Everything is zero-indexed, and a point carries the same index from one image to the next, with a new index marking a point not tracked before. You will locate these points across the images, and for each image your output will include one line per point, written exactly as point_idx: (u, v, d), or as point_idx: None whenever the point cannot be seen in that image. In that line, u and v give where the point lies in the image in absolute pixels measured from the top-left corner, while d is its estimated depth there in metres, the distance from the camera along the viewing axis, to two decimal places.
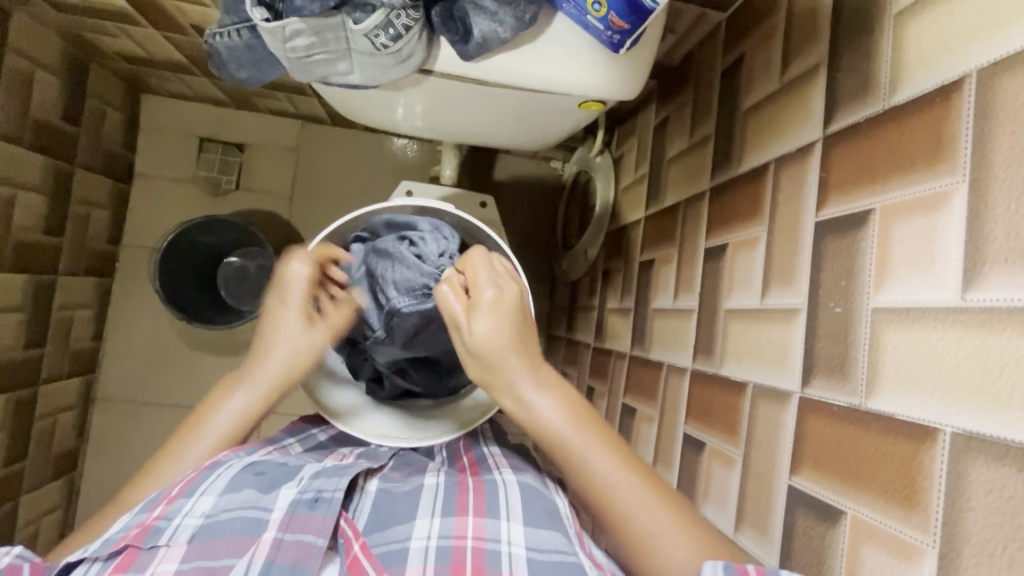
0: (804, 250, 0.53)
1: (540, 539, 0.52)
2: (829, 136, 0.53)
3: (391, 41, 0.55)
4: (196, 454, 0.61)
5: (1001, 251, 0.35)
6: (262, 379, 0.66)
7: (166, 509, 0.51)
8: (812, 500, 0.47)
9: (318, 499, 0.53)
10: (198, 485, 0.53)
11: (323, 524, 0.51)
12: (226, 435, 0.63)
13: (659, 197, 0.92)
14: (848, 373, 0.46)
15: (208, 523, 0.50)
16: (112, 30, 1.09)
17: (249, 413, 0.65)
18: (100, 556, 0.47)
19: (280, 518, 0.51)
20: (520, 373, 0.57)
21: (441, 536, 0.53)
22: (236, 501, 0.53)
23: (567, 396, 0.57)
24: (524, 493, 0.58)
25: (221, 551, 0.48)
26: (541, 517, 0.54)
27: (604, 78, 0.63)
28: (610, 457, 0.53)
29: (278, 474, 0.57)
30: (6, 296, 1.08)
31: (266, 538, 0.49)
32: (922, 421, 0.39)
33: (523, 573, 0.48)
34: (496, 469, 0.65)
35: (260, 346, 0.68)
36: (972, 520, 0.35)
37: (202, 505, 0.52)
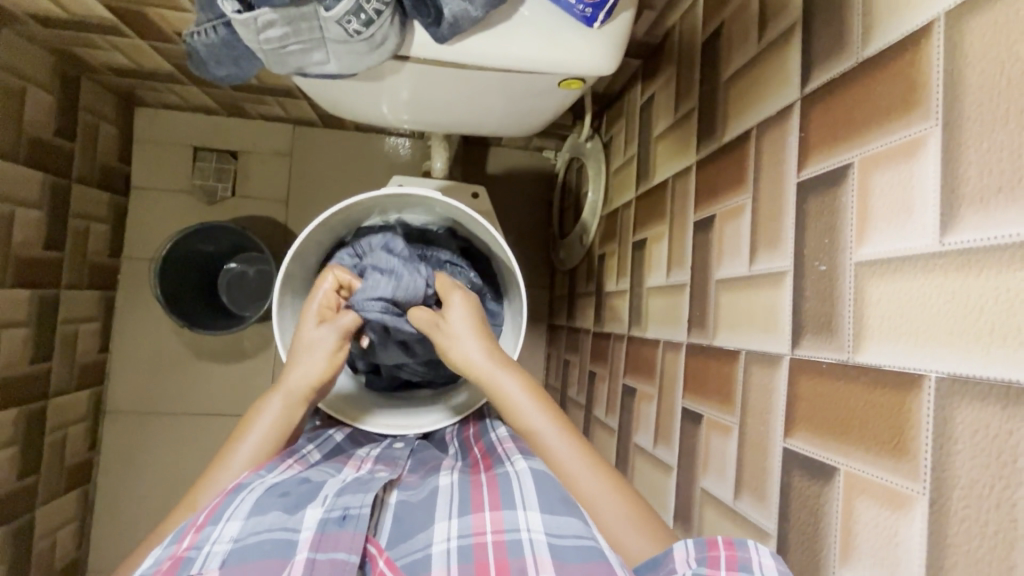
0: (788, 212, 0.53)
1: (558, 523, 0.51)
2: (807, 95, 0.52)
3: (363, 26, 0.55)
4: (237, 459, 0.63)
5: (977, 192, 0.35)
6: (295, 389, 0.69)
7: (196, 537, 0.50)
8: (806, 460, 0.47)
9: (346, 516, 0.53)
10: (224, 511, 0.53)
11: (353, 542, 0.51)
12: (264, 441, 0.65)
13: (648, 175, 0.92)
14: (835, 330, 0.45)
15: (238, 547, 0.49)
16: (99, 43, 1.10)
17: (283, 421, 0.67)
18: None
19: (310, 538, 0.50)
20: (487, 362, 0.67)
21: (460, 535, 0.53)
22: (264, 522, 0.52)
23: (530, 382, 0.66)
24: (536, 479, 0.57)
25: (253, 571, 0.47)
26: (556, 500, 0.53)
27: (580, 54, 0.63)
28: (563, 435, 0.61)
29: (301, 492, 0.57)
30: (11, 310, 1.10)
31: (300, 560, 0.48)
32: (907, 369, 0.38)
33: (547, 560, 0.47)
34: (506, 459, 0.64)
35: (292, 356, 0.71)
36: (960, 462, 0.34)
37: (231, 529, 0.51)
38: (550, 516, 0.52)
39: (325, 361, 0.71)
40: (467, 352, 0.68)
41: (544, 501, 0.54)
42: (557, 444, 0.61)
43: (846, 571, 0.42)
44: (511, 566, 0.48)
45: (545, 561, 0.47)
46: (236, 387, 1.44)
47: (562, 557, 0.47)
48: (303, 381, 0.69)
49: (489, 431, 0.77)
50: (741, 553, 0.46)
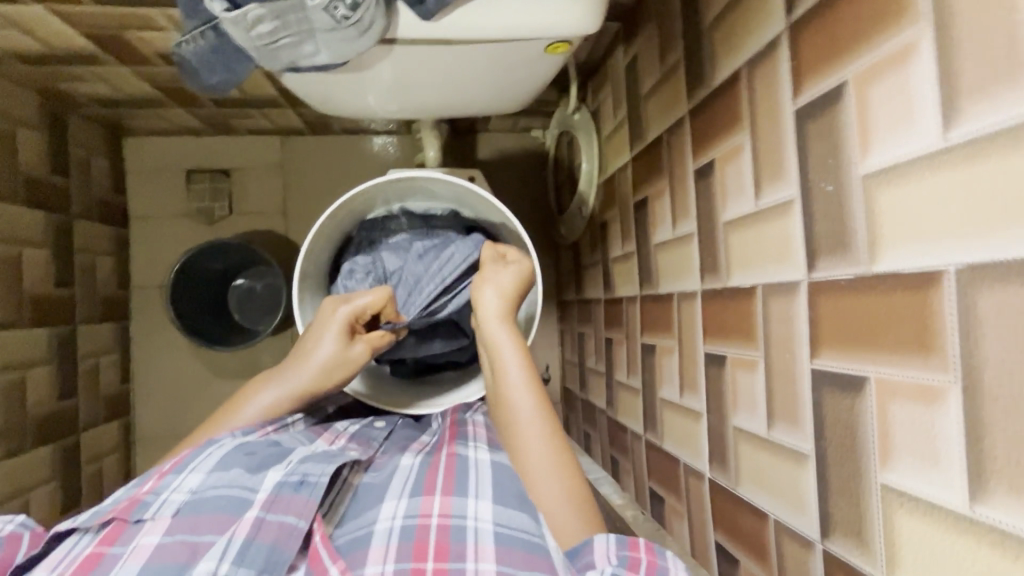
0: (788, 140, 0.54)
1: (505, 516, 0.55)
2: (794, 23, 0.53)
3: (350, 11, 0.56)
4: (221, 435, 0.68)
5: (974, 82, 0.36)
6: (290, 383, 0.71)
7: (157, 484, 0.57)
8: (836, 376, 0.48)
9: (304, 482, 0.57)
10: (189, 464, 0.59)
11: (305, 506, 0.54)
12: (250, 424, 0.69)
13: (641, 135, 0.93)
14: (849, 245, 0.46)
15: (192, 500, 0.55)
16: (81, 75, 1.11)
17: (272, 412, 0.71)
18: (90, 528, 0.53)
19: (264, 498, 0.54)
20: (495, 327, 0.71)
21: (407, 515, 0.55)
22: (222, 479, 0.57)
23: (527, 357, 0.69)
24: (494, 476, 0.61)
25: (204, 527, 0.52)
26: (511, 495, 0.58)
27: (563, 16, 0.63)
28: (536, 410, 0.65)
29: (266, 454, 0.61)
30: (32, 351, 1.11)
31: (249, 517, 0.52)
32: (925, 268, 0.39)
33: (488, 551, 0.50)
34: (470, 445, 0.69)
35: (305, 353, 0.73)
36: (987, 344, 0.35)
37: (190, 482, 0.57)
38: (500, 510, 0.56)
39: (331, 375, 0.73)
40: (484, 307, 0.72)
41: (498, 495, 0.58)
42: (528, 420, 0.64)
43: (888, 473, 0.43)
44: (451, 549, 0.51)
45: (484, 550, 0.51)
46: None
47: (504, 546, 0.51)
48: (304, 385, 0.71)
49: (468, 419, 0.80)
50: (661, 561, 0.48)
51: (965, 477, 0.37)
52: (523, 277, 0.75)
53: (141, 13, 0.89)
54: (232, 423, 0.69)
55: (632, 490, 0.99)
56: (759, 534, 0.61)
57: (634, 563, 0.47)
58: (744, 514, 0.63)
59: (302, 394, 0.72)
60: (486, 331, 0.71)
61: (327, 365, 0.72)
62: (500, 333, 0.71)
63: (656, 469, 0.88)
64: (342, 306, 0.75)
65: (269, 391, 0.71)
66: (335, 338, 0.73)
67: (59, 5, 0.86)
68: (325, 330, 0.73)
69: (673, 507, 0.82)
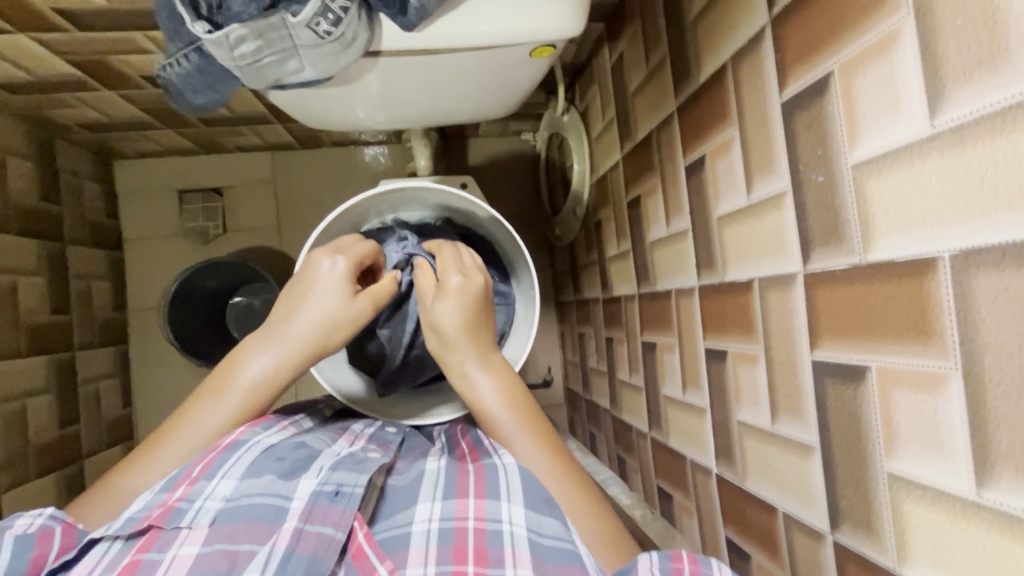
0: (777, 133, 0.54)
1: (540, 523, 0.53)
2: (776, 16, 0.53)
3: (333, 26, 0.56)
4: (224, 408, 0.64)
5: (959, 68, 0.36)
6: (289, 343, 0.67)
7: (189, 490, 0.54)
8: (837, 367, 0.48)
9: (339, 492, 0.55)
10: (219, 468, 0.57)
11: (342, 518, 0.53)
12: (252, 392, 0.65)
13: (631, 133, 0.93)
14: (843, 235, 0.46)
15: (228, 506, 0.53)
16: (68, 101, 1.10)
17: (273, 378, 0.66)
18: (121, 534, 0.51)
19: (302, 508, 0.53)
20: (463, 358, 0.70)
21: (442, 518, 0.54)
22: (257, 487, 0.55)
23: (502, 382, 0.69)
24: (524, 475, 0.58)
25: (242, 536, 0.51)
26: (541, 501, 0.55)
27: (545, 20, 0.63)
28: (529, 436, 0.64)
29: (295, 461, 0.60)
30: (31, 379, 1.11)
31: (287, 529, 0.50)
32: (920, 254, 0.39)
33: (528, 560, 0.49)
34: (494, 451, 0.64)
35: (303, 306, 0.68)
36: (986, 328, 0.35)
37: (223, 488, 0.55)
38: (534, 515, 0.54)
39: (331, 332, 0.69)
40: (445, 345, 0.71)
41: (530, 497, 0.56)
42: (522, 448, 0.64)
43: (894, 462, 0.43)
44: (490, 555, 0.50)
45: (522, 557, 0.50)
46: None
47: (540, 557, 0.50)
48: (304, 341, 0.67)
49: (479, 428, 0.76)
50: (704, 570, 0.48)
51: (971, 464, 0.37)
52: (468, 292, 0.72)
53: (124, 37, 0.88)
54: (230, 394, 0.64)
55: (640, 489, 0.98)
56: (769, 528, 0.60)
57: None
58: (753, 509, 0.63)
59: (302, 351, 0.67)
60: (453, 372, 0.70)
61: (326, 319, 0.68)
62: (468, 371, 0.70)
63: (663, 467, 0.88)
64: (338, 257, 0.72)
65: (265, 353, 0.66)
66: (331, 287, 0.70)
67: (42, 33, 0.86)
68: (319, 280, 0.70)
69: (682, 504, 0.81)
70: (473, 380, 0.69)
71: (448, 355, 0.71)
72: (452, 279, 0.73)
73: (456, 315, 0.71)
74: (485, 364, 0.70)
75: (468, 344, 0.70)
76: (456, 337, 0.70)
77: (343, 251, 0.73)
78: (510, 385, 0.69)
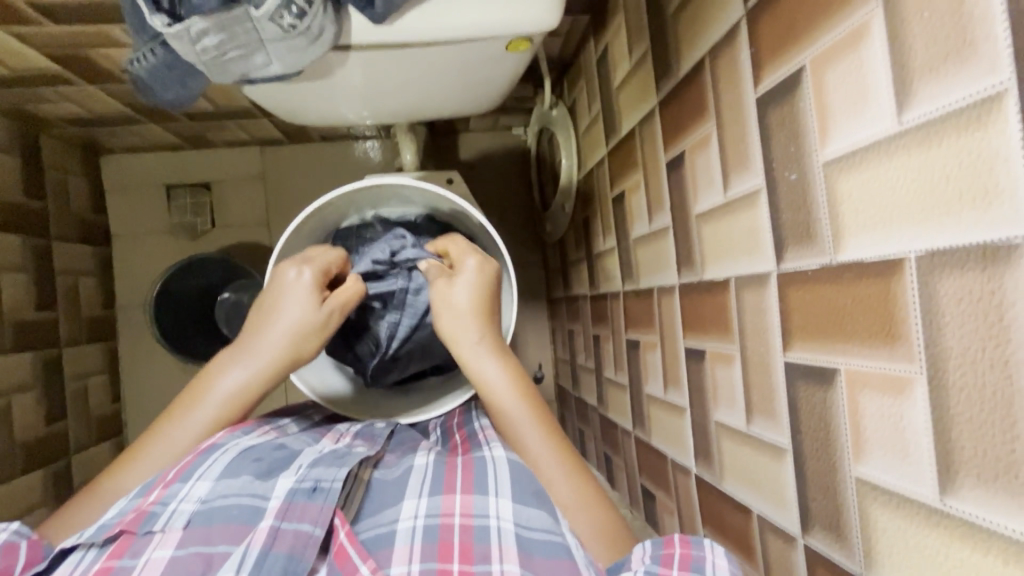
0: (752, 128, 0.52)
1: (528, 516, 0.52)
2: (751, 8, 0.52)
3: (297, 19, 0.54)
4: (197, 420, 0.63)
5: (925, 63, 0.34)
6: (263, 356, 0.66)
7: (163, 493, 0.54)
8: (808, 369, 0.47)
9: (317, 488, 0.55)
10: (194, 470, 0.56)
11: (319, 514, 0.52)
12: (225, 408, 0.64)
13: (616, 129, 0.91)
14: (814, 235, 0.45)
15: (204, 508, 0.53)
16: (50, 96, 1.10)
17: (247, 390, 0.65)
18: (94, 542, 0.51)
19: (278, 507, 0.52)
20: (474, 348, 0.68)
21: (428, 514, 0.54)
22: (233, 487, 0.55)
23: (516, 377, 0.67)
24: (512, 469, 0.58)
25: (216, 538, 0.50)
26: (529, 493, 0.55)
27: (520, 13, 0.62)
28: (542, 435, 0.63)
29: (274, 459, 0.60)
30: (16, 376, 1.11)
31: (263, 527, 0.50)
32: (888, 255, 0.38)
33: (515, 552, 0.49)
34: (485, 444, 0.64)
35: (273, 321, 0.67)
36: (951, 332, 0.34)
37: (199, 490, 0.55)
38: (521, 508, 0.53)
39: (304, 345, 0.68)
40: (458, 328, 0.69)
41: (518, 490, 0.55)
42: (536, 448, 0.62)
43: (862, 467, 0.42)
44: (477, 552, 0.50)
45: (510, 552, 0.49)
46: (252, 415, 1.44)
47: (526, 550, 0.49)
48: (275, 356, 0.66)
49: (473, 420, 0.75)
50: (696, 552, 0.47)
51: (935, 472, 0.36)
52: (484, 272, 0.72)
53: (101, 30, 0.87)
54: (202, 410, 0.63)
55: (625, 488, 0.97)
56: (744, 530, 0.60)
57: (668, 559, 0.47)
58: (730, 510, 0.62)
59: (274, 365, 0.66)
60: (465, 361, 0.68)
61: (296, 334, 0.67)
62: (480, 355, 0.68)
63: (646, 466, 0.87)
64: (305, 268, 0.70)
65: (237, 365, 0.65)
66: (301, 297, 0.68)
67: (17, 27, 0.85)
68: (288, 284, 0.69)
69: (664, 503, 0.81)
70: (485, 365, 0.67)
71: (458, 339, 0.69)
72: (468, 262, 0.73)
73: (471, 299, 0.70)
74: (498, 352, 0.69)
75: (480, 330, 0.69)
76: (471, 322, 0.69)
77: (311, 260, 0.71)
78: (519, 374, 0.67)
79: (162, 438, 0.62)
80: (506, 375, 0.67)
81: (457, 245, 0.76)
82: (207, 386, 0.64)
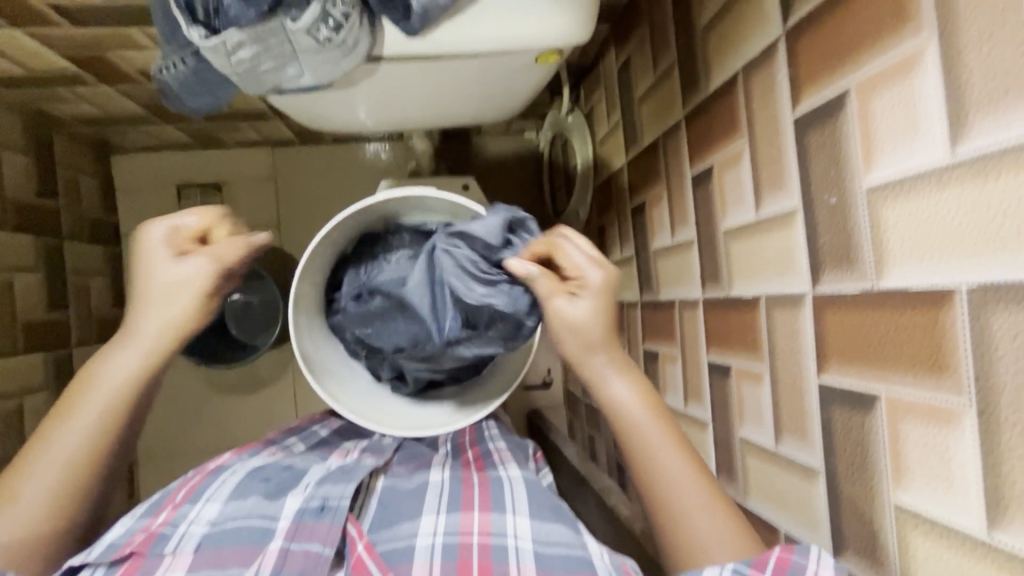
0: (789, 149, 0.52)
1: (546, 531, 0.53)
2: (791, 29, 0.51)
3: (334, 32, 0.55)
4: (88, 414, 0.57)
5: (983, 96, 0.34)
6: (147, 340, 0.61)
7: (171, 516, 0.55)
8: (846, 393, 0.47)
9: (324, 507, 0.55)
10: (203, 492, 0.58)
11: (329, 533, 0.52)
12: (112, 398, 0.59)
13: (637, 139, 0.91)
14: (854, 260, 0.45)
15: (213, 530, 0.53)
16: (64, 95, 1.09)
17: (138, 378, 0.60)
18: (103, 562, 0.50)
19: (287, 527, 0.53)
20: (603, 361, 0.63)
21: (447, 532, 0.53)
22: (242, 509, 0.55)
23: (644, 384, 0.63)
24: (527, 489, 0.59)
25: (228, 560, 0.50)
26: (545, 508, 0.56)
27: (552, 26, 0.62)
28: (671, 444, 0.59)
29: (281, 479, 0.60)
30: (27, 377, 1.10)
31: (273, 549, 0.50)
32: (936, 286, 0.38)
33: (533, 569, 0.49)
34: (500, 465, 0.66)
35: (154, 296, 0.61)
36: (1003, 367, 0.34)
37: (207, 513, 0.55)
38: (539, 525, 0.54)
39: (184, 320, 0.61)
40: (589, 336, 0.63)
41: (534, 509, 0.56)
42: (664, 455, 0.58)
43: (902, 494, 0.43)
44: (495, 569, 0.49)
45: (529, 568, 0.49)
46: (260, 416, 1.44)
47: (547, 566, 0.49)
48: (158, 334, 0.61)
49: (486, 440, 0.77)
50: (796, 561, 0.45)
51: (983, 502, 0.36)
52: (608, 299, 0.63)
53: (122, 32, 0.87)
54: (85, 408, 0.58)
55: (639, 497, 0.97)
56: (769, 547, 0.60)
57: (761, 561, 0.46)
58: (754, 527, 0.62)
59: (162, 343, 0.61)
60: (589, 366, 0.63)
61: (162, 302, 0.61)
62: (607, 375, 0.63)
63: None
64: (162, 223, 0.63)
65: (122, 351, 0.60)
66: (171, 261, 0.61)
67: (35, 27, 0.84)
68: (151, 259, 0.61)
69: None
70: (611, 388, 0.63)
71: (585, 361, 0.64)
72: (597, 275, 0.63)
73: (594, 318, 0.63)
74: (624, 366, 0.64)
75: (607, 349, 0.63)
76: (601, 337, 0.63)
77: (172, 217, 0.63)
78: (649, 394, 0.62)
79: (51, 442, 0.56)
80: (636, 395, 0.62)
81: (572, 254, 0.65)
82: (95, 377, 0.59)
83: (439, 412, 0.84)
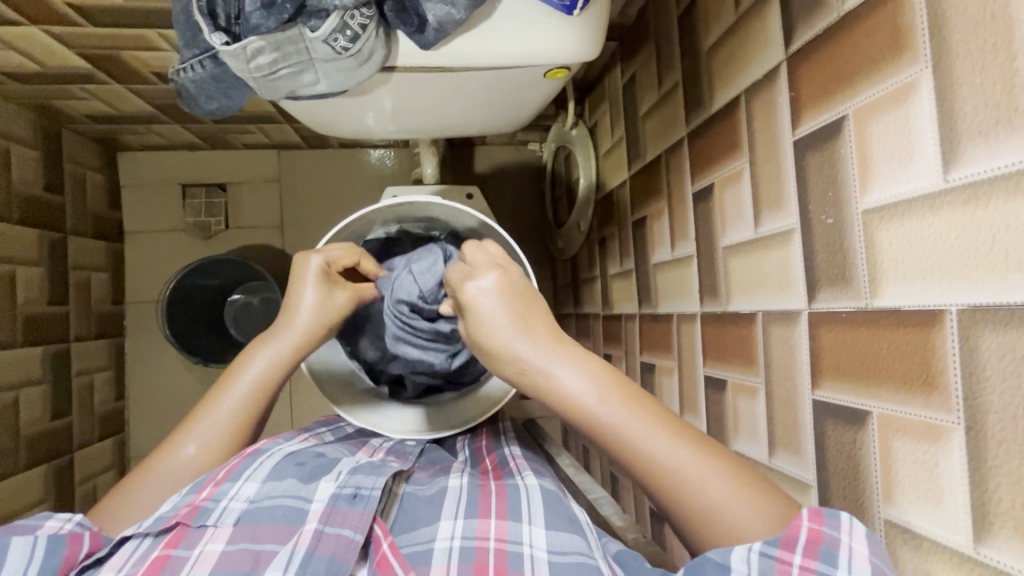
0: (788, 171, 0.54)
1: (561, 541, 0.52)
2: (794, 53, 0.53)
3: (350, 42, 0.57)
4: (222, 415, 0.65)
5: (974, 126, 0.36)
6: (288, 336, 0.69)
7: (214, 490, 0.55)
8: (839, 409, 0.48)
9: (357, 495, 0.55)
10: (244, 472, 0.58)
11: (360, 521, 0.53)
12: (249, 396, 0.66)
13: (640, 154, 0.93)
14: (849, 279, 0.47)
15: (252, 508, 0.54)
16: (77, 92, 1.10)
17: (271, 373, 0.68)
18: (151, 531, 0.51)
19: (321, 510, 0.53)
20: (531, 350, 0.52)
21: (464, 536, 0.54)
22: (279, 489, 0.56)
23: (590, 360, 0.52)
24: (546, 498, 0.58)
25: (264, 536, 0.51)
26: (564, 520, 0.55)
27: (561, 44, 0.64)
28: (649, 427, 0.49)
29: (315, 466, 0.61)
30: (25, 370, 1.10)
31: (308, 530, 0.51)
32: (929, 306, 0.40)
33: None
34: (518, 473, 0.66)
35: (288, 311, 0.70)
36: (992, 388, 0.35)
37: (247, 490, 0.56)
38: (554, 535, 0.53)
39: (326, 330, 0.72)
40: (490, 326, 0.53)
41: (554, 520, 0.55)
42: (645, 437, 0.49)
43: (892, 509, 0.44)
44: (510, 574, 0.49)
45: None
46: None
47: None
48: (302, 338, 0.70)
49: (502, 448, 0.78)
50: (828, 532, 0.42)
51: (970, 520, 0.37)
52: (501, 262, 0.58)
53: (138, 33, 0.88)
54: (231, 401, 0.66)
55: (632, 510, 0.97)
56: None
57: (790, 539, 0.42)
58: None
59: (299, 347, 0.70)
60: (521, 363, 0.52)
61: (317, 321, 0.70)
62: (542, 363, 0.52)
63: None
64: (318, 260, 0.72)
65: (260, 351, 0.68)
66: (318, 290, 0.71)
67: (54, 27, 0.86)
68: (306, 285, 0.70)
69: None
70: (553, 375, 0.51)
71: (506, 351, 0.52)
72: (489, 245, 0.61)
73: (503, 304, 0.53)
74: (561, 346, 0.53)
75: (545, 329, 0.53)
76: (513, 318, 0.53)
77: (330, 256, 0.73)
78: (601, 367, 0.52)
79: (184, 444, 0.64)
80: (587, 378, 0.51)
81: (477, 252, 0.58)
82: (232, 375, 0.67)
83: (450, 411, 0.85)
